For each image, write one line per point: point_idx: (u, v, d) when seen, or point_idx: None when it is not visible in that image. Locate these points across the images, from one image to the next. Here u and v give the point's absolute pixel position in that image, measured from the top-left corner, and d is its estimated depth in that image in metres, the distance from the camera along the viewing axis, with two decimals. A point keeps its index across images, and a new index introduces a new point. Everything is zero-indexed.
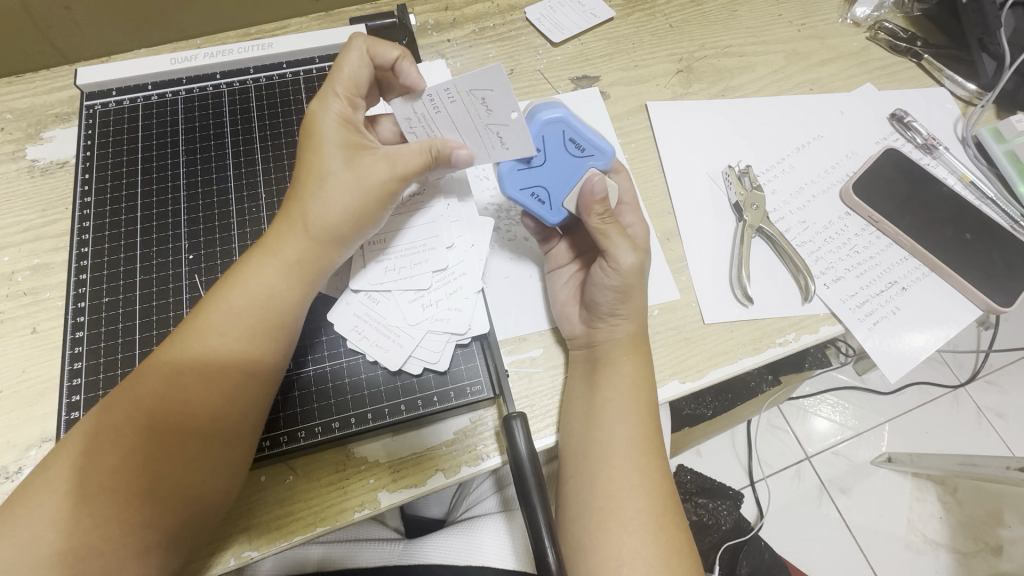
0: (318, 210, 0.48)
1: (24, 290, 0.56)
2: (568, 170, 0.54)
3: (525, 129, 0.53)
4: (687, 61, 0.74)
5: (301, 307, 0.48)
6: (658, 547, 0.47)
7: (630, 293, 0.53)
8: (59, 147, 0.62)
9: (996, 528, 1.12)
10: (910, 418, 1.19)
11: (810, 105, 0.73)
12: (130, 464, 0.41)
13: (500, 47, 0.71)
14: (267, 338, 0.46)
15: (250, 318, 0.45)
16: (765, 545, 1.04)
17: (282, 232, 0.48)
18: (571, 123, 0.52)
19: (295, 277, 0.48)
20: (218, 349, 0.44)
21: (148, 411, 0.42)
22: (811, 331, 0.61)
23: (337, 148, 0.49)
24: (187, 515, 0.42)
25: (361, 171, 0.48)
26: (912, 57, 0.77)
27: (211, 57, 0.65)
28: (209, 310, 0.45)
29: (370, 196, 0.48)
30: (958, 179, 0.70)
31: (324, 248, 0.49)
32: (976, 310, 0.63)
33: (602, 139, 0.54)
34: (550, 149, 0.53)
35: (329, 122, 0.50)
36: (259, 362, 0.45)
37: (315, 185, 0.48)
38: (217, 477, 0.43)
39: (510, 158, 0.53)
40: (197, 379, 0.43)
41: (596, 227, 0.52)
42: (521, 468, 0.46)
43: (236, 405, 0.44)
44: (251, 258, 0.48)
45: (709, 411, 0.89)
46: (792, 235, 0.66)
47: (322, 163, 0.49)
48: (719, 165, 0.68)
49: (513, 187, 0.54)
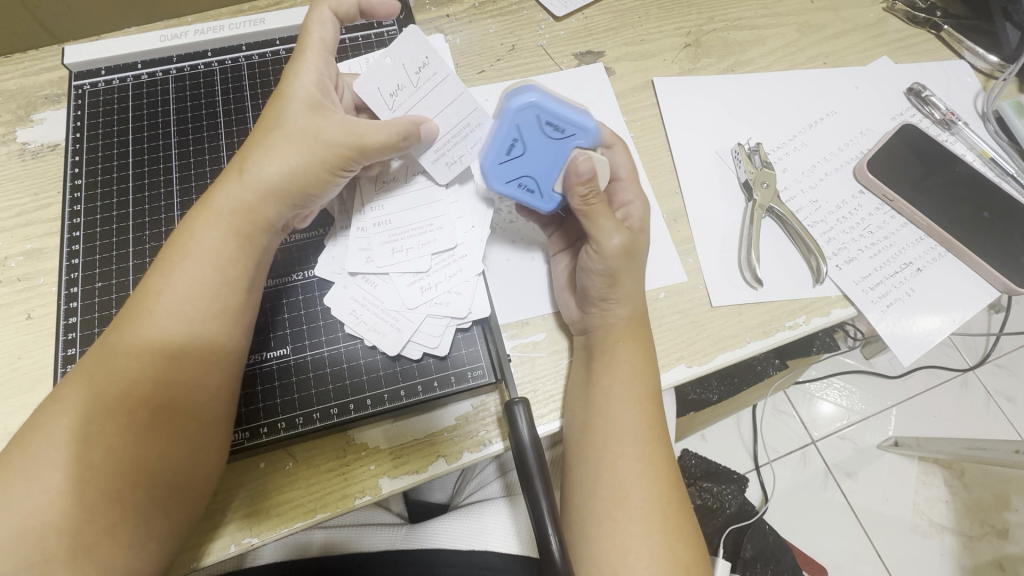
0: (260, 166, 0.47)
1: (18, 276, 0.55)
2: (554, 154, 0.51)
3: (499, 120, 0.50)
4: (695, 35, 0.71)
5: (247, 264, 0.46)
6: (664, 534, 0.46)
7: (619, 275, 0.51)
8: (50, 130, 0.61)
9: (1003, 512, 1.11)
10: (918, 401, 1.17)
11: (824, 80, 0.70)
12: (93, 440, 0.40)
13: (500, 22, 0.68)
14: (212, 298, 0.44)
15: (192, 277, 0.44)
16: (769, 529, 1.04)
17: (221, 189, 0.47)
18: (544, 107, 0.49)
19: (239, 232, 0.46)
20: (165, 317, 0.43)
21: (103, 384, 0.41)
22: (822, 314, 0.60)
23: (291, 107, 0.48)
24: (149, 489, 0.41)
25: (315, 128, 0.47)
26: (931, 28, 0.73)
27: (201, 34, 0.62)
28: (154, 276, 0.44)
29: (316, 149, 0.47)
30: (977, 156, 0.67)
31: (266, 206, 0.47)
32: (995, 290, 0.61)
33: (581, 114, 0.50)
34: (527, 136, 0.50)
35: (288, 81, 0.49)
36: (204, 322, 0.44)
37: (261, 143, 0.47)
38: (178, 448, 0.42)
39: (490, 152, 0.51)
40: (145, 347, 0.42)
41: (580, 209, 0.50)
42: (524, 454, 0.45)
43: (182, 367, 0.42)
44: (191, 221, 0.46)
45: (715, 396, 0.88)
46: (803, 215, 0.64)
47: (273, 123, 0.48)
48: (728, 143, 0.66)
49: (500, 181, 0.52)
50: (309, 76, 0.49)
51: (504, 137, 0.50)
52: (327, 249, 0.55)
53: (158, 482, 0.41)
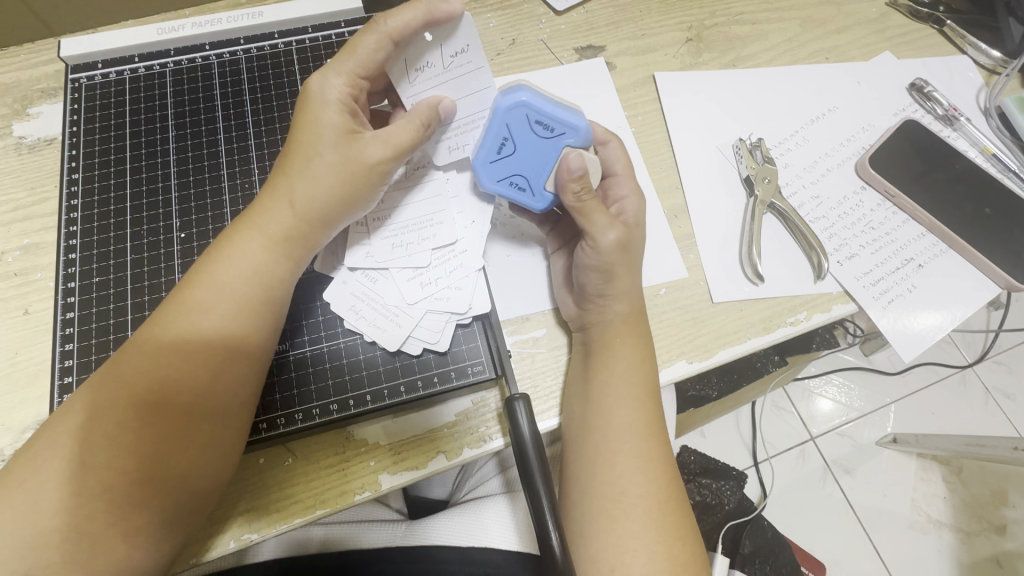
0: (302, 185, 0.47)
1: (15, 271, 0.54)
2: (544, 154, 0.50)
3: (489, 119, 0.50)
4: (696, 29, 0.70)
5: (286, 283, 0.47)
6: (665, 530, 0.46)
7: (615, 271, 0.51)
8: (46, 124, 0.60)
9: (1000, 508, 1.12)
10: (916, 398, 1.18)
11: (826, 75, 0.70)
12: (119, 445, 0.40)
13: (501, 16, 0.68)
14: (253, 315, 0.44)
15: (234, 293, 0.44)
16: (768, 525, 1.04)
17: (266, 206, 0.47)
18: (534, 105, 0.49)
19: (280, 252, 0.46)
20: (204, 328, 0.43)
21: (135, 391, 0.41)
22: (823, 310, 0.59)
23: (332, 123, 0.47)
24: (173, 498, 0.41)
25: (352, 147, 0.47)
26: (934, 23, 0.73)
27: (198, 27, 0.62)
28: (191, 285, 0.44)
29: (356, 170, 0.47)
30: (979, 152, 0.67)
31: (309, 224, 0.47)
32: (996, 287, 0.61)
33: (572, 113, 0.50)
34: (517, 135, 0.50)
35: (330, 96, 0.48)
36: (245, 338, 0.44)
37: (302, 159, 0.47)
38: (206, 458, 0.42)
39: (480, 152, 0.51)
40: (182, 357, 0.42)
41: (573, 206, 0.49)
42: (524, 450, 0.45)
43: (222, 382, 0.42)
44: (232, 235, 0.46)
45: (715, 392, 0.88)
46: (805, 211, 0.63)
47: (316, 139, 0.47)
48: (729, 138, 0.65)
49: (490, 179, 0.52)
50: (335, 89, 0.48)
51: (494, 136, 0.50)
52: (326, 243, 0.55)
53: (182, 490, 0.41)
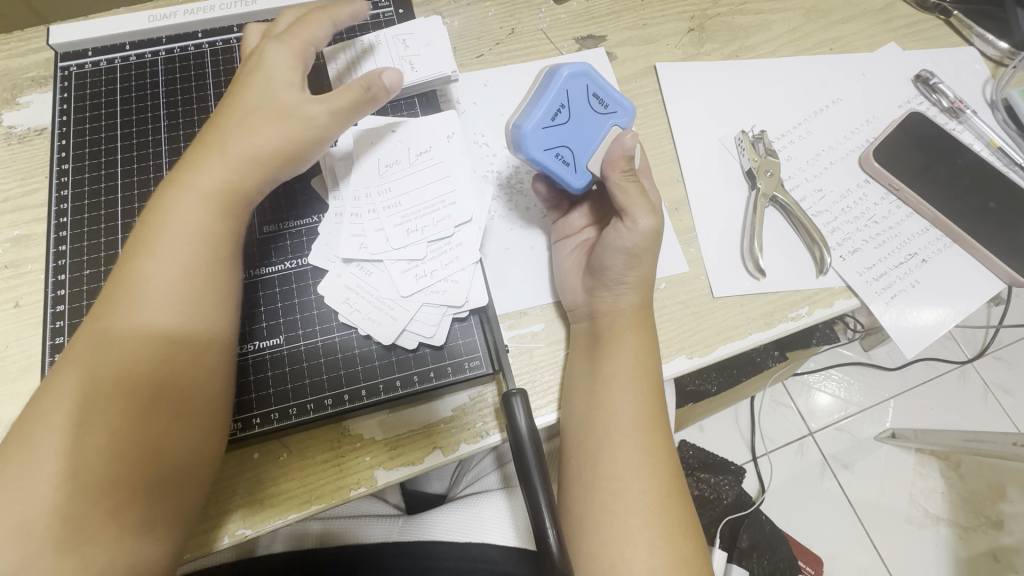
0: (240, 140, 0.46)
1: (6, 263, 0.54)
2: (593, 130, 0.50)
3: (549, 84, 0.49)
4: (699, 19, 0.69)
5: (232, 237, 0.46)
6: (664, 527, 0.45)
7: (642, 257, 0.51)
8: (36, 113, 0.59)
9: (998, 504, 1.12)
10: (915, 393, 1.17)
11: (830, 67, 0.69)
12: (101, 436, 0.39)
13: (499, 5, 0.66)
14: (205, 272, 0.44)
15: (178, 253, 0.43)
16: (766, 519, 1.05)
17: (198, 162, 0.46)
18: (594, 78, 0.50)
19: (220, 208, 0.45)
20: (148, 291, 0.42)
21: (106, 376, 0.40)
22: (825, 306, 0.59)
23: (266, 82, 0.48)
24: (156, 475, 0.40)
25: (289, 104, 0.47)
26: (941, 14, 0.72)
27: (191, 14, 0.61)
28: (133, 255, 0.43)
29: (292, 122, 0.47)
30: (985, 145, 0.66)
31: (248, 177, 0.46)
32: (1000, 282, 0.61)
33: (623, 96, 0.52)
34: (574, 105, 0.49)
35: (265, 62, 0.49)
36: (203, 300, 0.43)
37: (236, 116, 0.47)
38: (186, 435, 0.41)
39: (534, 116, 0.48)
40: (138, 323, 0.41)
41: (619, 183, 0.49)
42: (522, 446, 0.44)
43: (183, 346, 0.42)
44: (164, 197, 0.45)
45: (714, 387, 0.88)
46: (808, 204, 0.62)
47: (252, 97, 0.47)
48: (731, 130, 0.64)
49: (537, 147, 0.48)
50: (278, 56, 0.49)
51: (553, 102, 0.49)
52: (321, 234, 0.54)
53: (172, 471, 0.41)
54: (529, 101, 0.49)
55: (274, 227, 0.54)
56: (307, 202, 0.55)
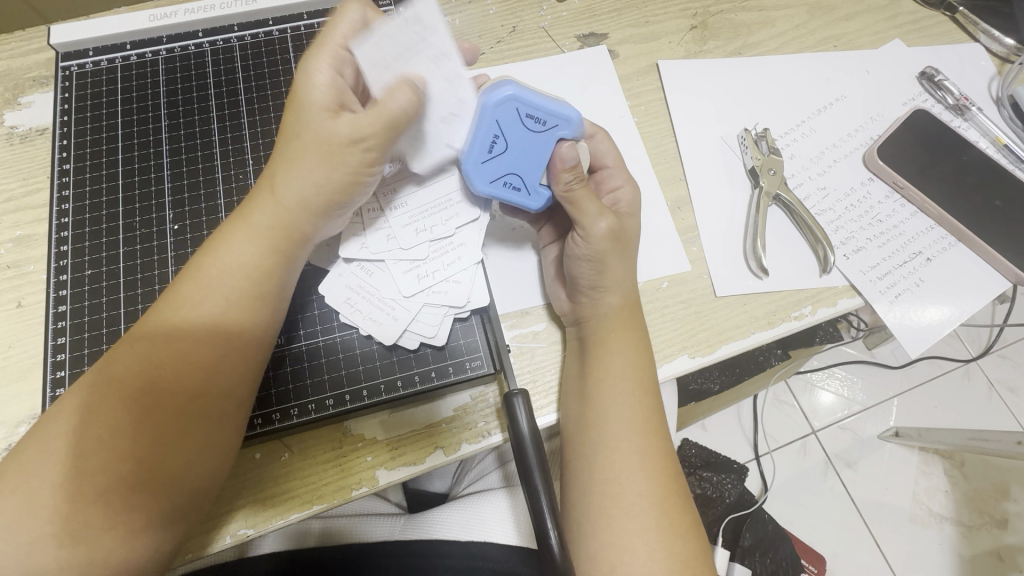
0: (289, 174, 0.44)
1: (8, 263, 0.54)
2: (536, 149, 0.49)
3: (476, 118, 0.48)
4: (701, 16, 0.69)
5: (276, 278, 0.45)
6: (667, 530, 0.45)
7: (606, 261, 0.50)
8: (38, 113, 0.59)
9: (1002, 502, 1.11)
10: (919, 392, 1.17)
11: (834, 64, 0.68)
12: (113, 449, 0.39)
13: (501, 3, 0.66)
14: (247, 310, 0.43)
15: (222, 289, 0.43)
16: (769, 518, 1.05)
17: (255, 198, 0.45)
18: (522, 99, 0.47)
19: (267, 247, 0.45)
20: (192, 317, 0.42)
21: (132, 403, 0.40)
22: (828, 305, 0.58)
23: (318, 108, 0.43)
24: (172, 500, 0.40)
25: (334, 130, 0.43)
26: (946, 10, 0.71)
27: (192, 13, 0.60)
28: (184, 282, 0.43)
29: (348, 154, 0.43)
30: (990, 143, 0.66)
31: (294, 216, 0.45)
32: (1006, 281, 0.60)
33: (563, 104, 0.48)
34: (508, 133, 0.48)
35: (319, 81, 0.44)
36: (241, 338, 0.43)
37: (290, 148, 0.44)
38: (199, 459, 0.41)
39: (470, 153, 0.48)
40: (176, 357, 0.41)
41: (564, 196, 0.48)
42: (524, 448, 0.44)
43: (215, 382, 0.42)
44: (223, 231, 0.45)
45: (717, 386, 0.88)
46: (810, 203, 0.62)
47: (304, 123, 0.44)
48: (734, 129, 0.64)
49: (484, 182, 0.49)
50: (325, 73, 0.44)
51: (483, 134, 0.48)
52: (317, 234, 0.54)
53: (178, 491, 0.41)
54: (466, 132, 0.49)
55: None
56: None
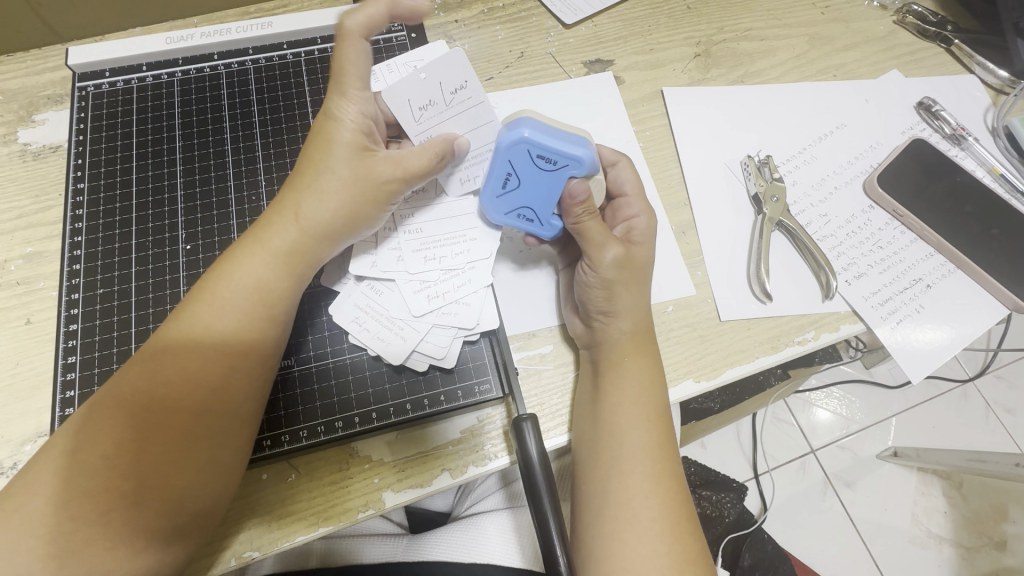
0: (313, 202, 0.46)
1: (18, 280, 0.54)
2: (548, 184, 0.51)
3: (492, 157, 0.50)
4: (705, 45, 0.70)
5: (291, 303, 0.46)
6: (674, 557, 0.45)
7: (614, 291, 0.50)
8: (52, 131, 0.60)
9: (1000, 524, 1.11)
10: (917, 412, 1.17)
11: (833, 93, 0.70)
12: (116, 469, 0.39)
13: (509, 29, 0.68)
14: (261, 333, 0.44)
15: (235, 309, 0.43)
16: (769, 538, 1.04)
17: (272, 222, 0.46)
18: (534, 141, 0.48)
19: (283, 269, 0.45)
20: (207, 340, 0.42)
21: (138, 420, 0.40)
22: (831, 330, 0.59)
23: (343, 142, 0.47)
24: (175, 520, 0.40)
25: (363, 167, 0.47)
26: (941, 42, 0.73)
27: (207, 37, 0.62)
28: (196, 302, 0.43)
29: (373, 188, 0.47)
30: (986, 172, 0.67)
31: (316, 242, 0.46)
32: (1004, 308, 0.61)
33: (574, 146, 0.49)
34: (521, 170, 0.50)
35: (345, 119, 0.47)
36: (253, 360, 0.43)
37: (313, 178, 0.47)
38: (207, 479, 0.41)
39: (486, 188, 0.52)
40: (186, 378, 0.41)
41: (574, 228, 0.50)
42: (531, 472, 0.44)
43: (229, 406, 0.42)
44: (235, 252, 0.46)
45: (717, 405, 0.89)
46: (813, 229, 0.63)
47: (329, 157, 0.47)
48: (738, 155, 0.65)
49: (499, 213, 0.53)
50: (356, 114, 0.48)
51: (497, 173, 0.51)
52: (333, 256, 0.54)
53: (180, 506, 0.40)
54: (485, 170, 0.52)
55: None
56: None
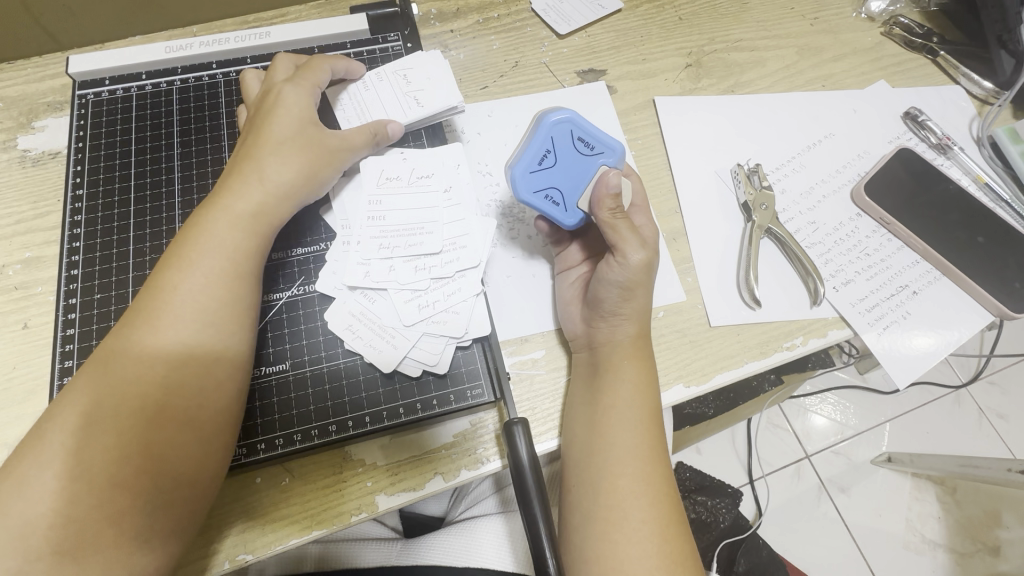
0: (270, 166, 0.50)
1: (15, 284, 0.54)
2: (580, 170, 0.53)
3: (535, 132, 0.53)
4: (696, 55, 0.72)
5: (258, 261, 0.48)
6: (663, 560, 0.45)
7: (635, 291, 0.52)
8: (51, 137, 0.60)
9: (994, 529, 1.12)
10: (911, 417, 1.18)
11: (821, 103, 0.71)
12: (98, 429, 0.40)
13: (504, 39, 0.69)
14: (231, 289, 0.46)
15: (204, 267, 0.45)
16: (764, 543, 1.04)
17: (233, 188, 0.49)
18: (579, 123, 0.53)
19: (247, 228, 0.48)
20: (177, 297, 0.44)
21: (117, 380, 0.41)
22: (819, 336, 0.60)
23: (291, 116, 0.53)
24: (160, 481, 0.40)
25: (313, 137, 0.53)
26: (928, 53, 0.75)
27: (207, 46, 0.63)
28: (167, 268, 0.45)
29: (324, 155, 0.53)
30: (972, 181, 0.68)
31: (276, 202, 0.50)
32: (989, 315, 0.62)
33: (611, 137, 0.54)
34: (560, 149, 0.53)
35: (290, 98, 0.53)
36: (226, 314, 0.45)
37: (266, 146, 0.51)
38: (188, 436, 0.42)
39: (521, 162, 0.52)
40: (161, 335, 0.43)
41: (607, 222, 0.51)
42: (522, 474, 0.44)
43: (203, 358, 0.43)
44: (201, 218, 0.48)
45: (711, 410, 0.89)
46: (801, 236, 0.64)
47: (280, 128, 0.52)
48: (728, 163, 0.66)
49: (527, 190, 0.52)
50: (299, 94, 0.54)
51: (538, 147, 0.52)
52: (328, 262, 0.55)
53: (165, 473, 0.40)
54: (520, 146, 0.53)
55: (283, 253, 0.56)
56: (315, 230, 0.57)
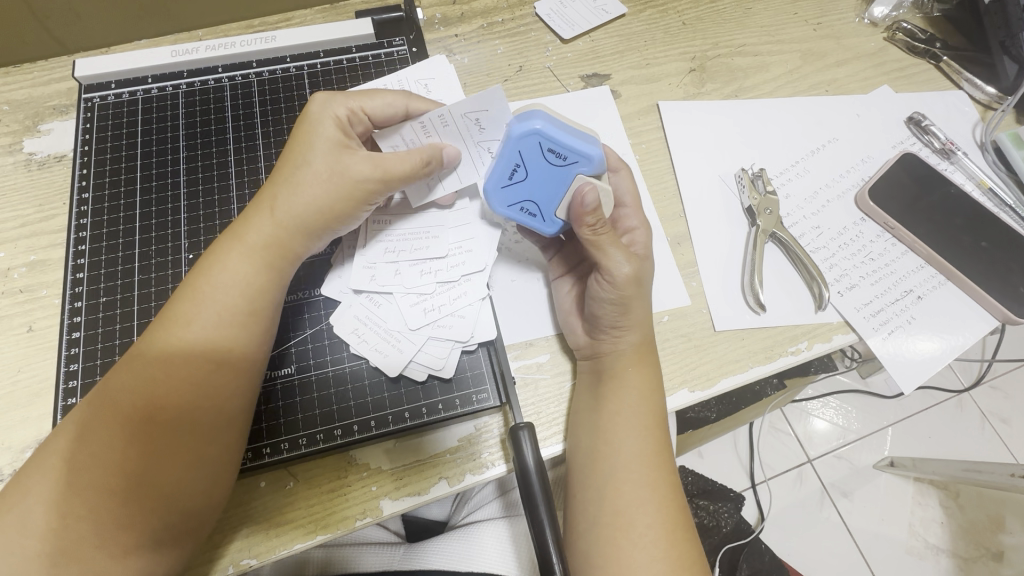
0: (288, 197, 0.48)
1: (20, 287, 0.54)
2: (555, 181, 0.50)
3: (501, 147, 0.49)
4: (700, 60, 0.72)
5: (272, 298, 0.47)
6: (669, 566, 0.45)
7: (629, 304, 0.51)
8: (57, 141, 0.61)
9: (997, 534, 1.11)
10: (913, 422, 1.18)
11: (825, 108, 0.71)
12: (104, 462, 0.40)
13: (509, 44, 0.69)
14: (240, 327, 0.45)
15: (217, 304, 0.44)
16: (766, 548, 1.04)
17: (252, 219, 0.48)
18: (547, 134, 0.48)
19: (262, 262, 0.47)
20: (189, 335, 0.43)
21: (124, 414, 0.41)
22: (824, 340, 0.60)
23: (322, 140, 0.49)
24: (163, 514, 0.40)
25: (337, 163, 0.48)
26: (931, 58, 0.75)
27: (213, 50, 0.63)
28: (182, 300, 0.45)
29: (345, 184, 0.48)
30: (975, 185, 0.68)
31: (291, 234, 0.48)
32: (993, 319, 0.62)
33: (585, 142, 0.49)
34: (528, 162, 0.49)
35: (324, 120, 0.49)
36: (235, 351, 0.44)
37: (290, 175, 0.48)
38: (192, 473, 0.41)
39: (491, 177, 0.51)
40: (172, 373, 0.42)
41: (589, 240, 0.50)
42: (528, 478, 0.44)
43: (211, 398, 0.43)
44: (218, 250, 0.47)
45: (713, 414, 0.89)
46: (805, 240, 0.64)
47: (306, 153, 0.49)
48: (732, 168, 0.67)
49: (502, 205, 0.52)
50: (332, 115, 0.50)
51: (506, 162, 0.50)
52: (334, 266, 0.55)
53: (169, 508, 0.41)
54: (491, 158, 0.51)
55: None
56: None
